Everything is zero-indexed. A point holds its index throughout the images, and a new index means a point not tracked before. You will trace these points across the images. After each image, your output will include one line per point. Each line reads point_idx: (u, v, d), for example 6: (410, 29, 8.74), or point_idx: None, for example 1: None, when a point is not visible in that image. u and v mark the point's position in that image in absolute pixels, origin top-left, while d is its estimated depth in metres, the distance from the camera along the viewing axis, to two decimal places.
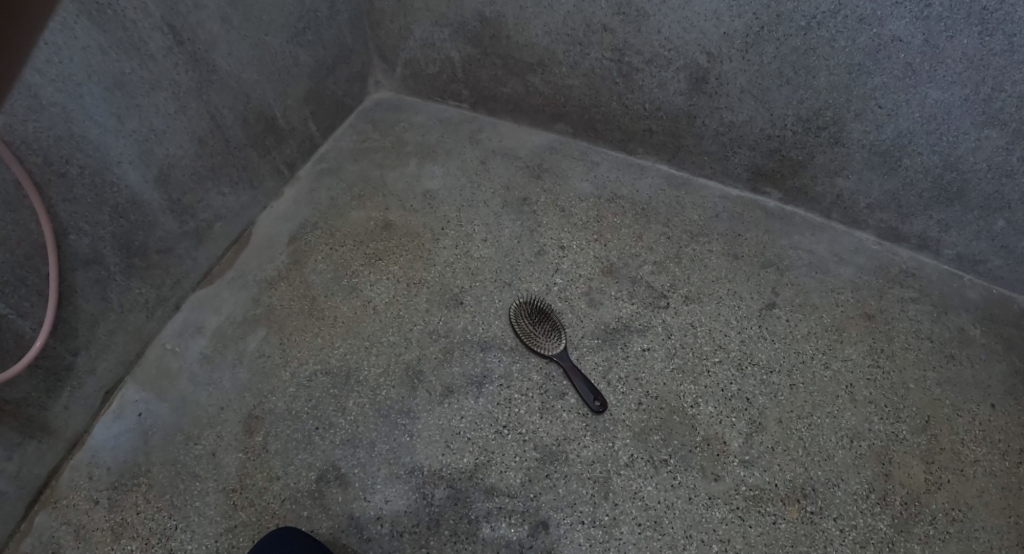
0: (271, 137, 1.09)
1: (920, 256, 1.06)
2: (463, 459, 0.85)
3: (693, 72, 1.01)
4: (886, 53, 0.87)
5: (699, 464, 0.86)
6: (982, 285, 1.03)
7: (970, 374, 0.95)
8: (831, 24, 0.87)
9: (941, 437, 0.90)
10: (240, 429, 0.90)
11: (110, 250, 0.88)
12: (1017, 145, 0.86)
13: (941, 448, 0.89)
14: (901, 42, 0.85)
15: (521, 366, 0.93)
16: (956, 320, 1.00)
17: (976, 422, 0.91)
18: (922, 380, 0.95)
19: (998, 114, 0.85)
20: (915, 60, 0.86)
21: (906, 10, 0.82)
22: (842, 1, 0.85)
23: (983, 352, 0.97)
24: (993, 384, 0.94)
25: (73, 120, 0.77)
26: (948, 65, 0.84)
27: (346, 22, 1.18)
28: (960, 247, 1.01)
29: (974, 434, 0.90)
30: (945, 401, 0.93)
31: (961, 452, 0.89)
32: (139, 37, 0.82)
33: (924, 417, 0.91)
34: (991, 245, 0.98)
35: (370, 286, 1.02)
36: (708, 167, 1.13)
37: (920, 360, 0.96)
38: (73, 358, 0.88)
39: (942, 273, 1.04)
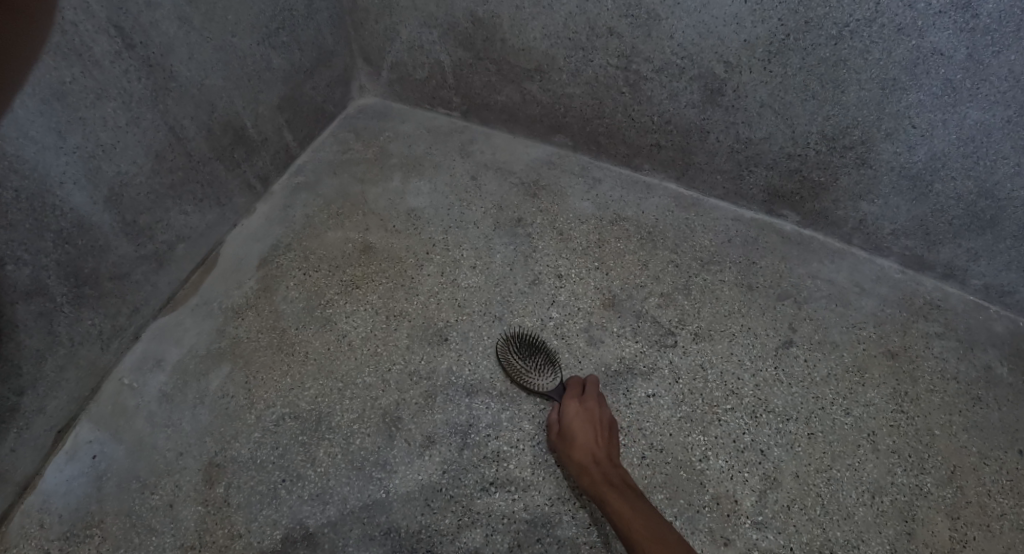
0: (241, 149, 0.99)
1: (945, 286, 0.96)
2: (444, 519, 0.76)
3: (707, 82, 0.91)
4: (924, 68, 0.77)
5: (707, 527, 0.77)
6: (1009, 318, 0.94)
7: (997, 417, 0.87)
8: (865, 34, 0.78)
9: (966, 489, 0.81)
10: (200, 478, 0.81)
11: (55, 279, 0.78)
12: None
13: (966, 501, 0.80)
14: (941, 56, 0.75)
15: (511, 415, 0.84)
16: (983, 357, 0.91)
17: (1003, 470, 0.83)
18: (948, 425, 0.86)
19: None
20: (955, 76, 0.76)
21: (950, 20, 0.73)
22: (879, 9, 0.75)
23: (1012, 394, 0.88)
24: (1020, 428, 0.86)
25: (3, 136, 0.68)
26: (993, 83, 0.75)
27: (326, 21, 1.08)
28: (988, 277, 0.92)
29: (1001, 484, 0.82)
30: (970, 447, 0.84)
31: (988, 505, 0.80)
32: (81, 41, 0.72)
33: (948, 466, 0.83)
34: (1022, 275, 0.88)
35: (345, 318, 0.93)
36: (720, 187, 1.03)
37: (946, 403, 0.88)
38: (19, 397, 0.79)
39: (967, 304, 0.95)
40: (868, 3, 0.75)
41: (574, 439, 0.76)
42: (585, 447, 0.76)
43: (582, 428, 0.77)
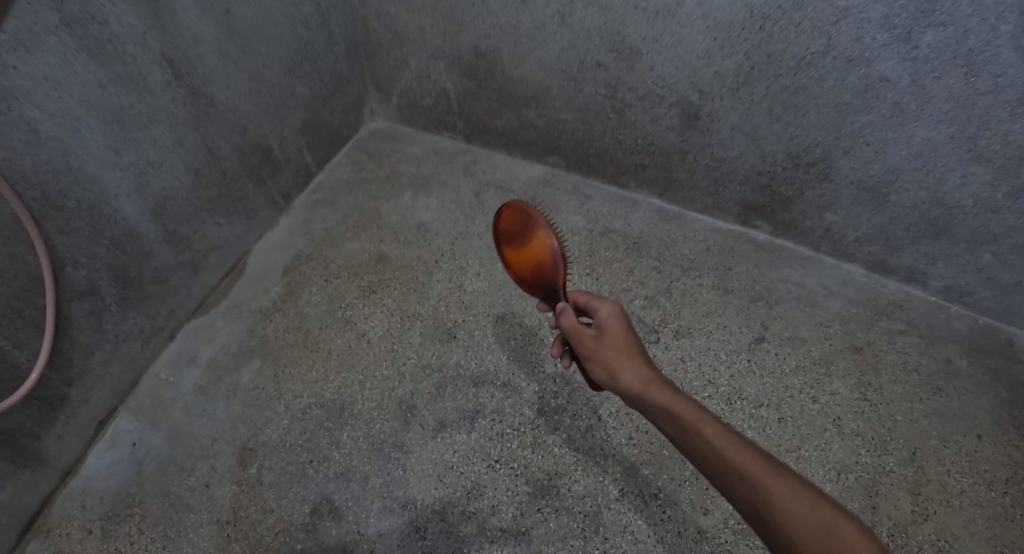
0: (267, 168, 1.10)
1: (908, 288, 1.07)
2: (456, 492, 0.87)
3: (685, 108, 1.03)
4: (874, 92, 0.88)
5: (688, 498, 0.87)
6: (969, 316, 1.05)
7: (957, 405, 0.97)
8: (820, 65, 0.89)
9: (927, 469, 0.91)
10: (233, 461, 0.90)
11: (106, 281, 0.88)
12: (1001, 182, 0.88)
13: (928, 479, 0.90)
14: (888, 82, 0.87)
15: (513, 402, 0.94)
16: (943, 352, 1.01)
17: (963, 453, 0.92)
18: (909, 411, 0.96)
19: (984, 152, 0.86)
20: (902, 99, 0.87)
21: (894, 52, 0.84)
22: (831, 44, 0.87)
23: (970, 384, 0.98)
24: (979, 414, 0.96)
25: (71, 154, 0.78)
26: (936, 104, 0.85)
27: (343, 53, 1.19)
28: (947, 279, 1.02)
29: (960, 464, 0.91)
30: (931, 432, 0.94)
31: (948, 483, 0.90)
32: (138, 71, 0.82)
33: (911, 448, 0.93)
34: (977, 276, 0.99)
35: (363, 319, 1.03)
36: (699, 201, 1.15)
37: (908, 392, 0.98)
38: (68, 388, 0.88)
39: (929, 304, 1.06)
40: (822, 38, 0.87)
41: (614, 333, 0.63)
42: (633, 349, 0.62)
43: (620, 319, 0.64)
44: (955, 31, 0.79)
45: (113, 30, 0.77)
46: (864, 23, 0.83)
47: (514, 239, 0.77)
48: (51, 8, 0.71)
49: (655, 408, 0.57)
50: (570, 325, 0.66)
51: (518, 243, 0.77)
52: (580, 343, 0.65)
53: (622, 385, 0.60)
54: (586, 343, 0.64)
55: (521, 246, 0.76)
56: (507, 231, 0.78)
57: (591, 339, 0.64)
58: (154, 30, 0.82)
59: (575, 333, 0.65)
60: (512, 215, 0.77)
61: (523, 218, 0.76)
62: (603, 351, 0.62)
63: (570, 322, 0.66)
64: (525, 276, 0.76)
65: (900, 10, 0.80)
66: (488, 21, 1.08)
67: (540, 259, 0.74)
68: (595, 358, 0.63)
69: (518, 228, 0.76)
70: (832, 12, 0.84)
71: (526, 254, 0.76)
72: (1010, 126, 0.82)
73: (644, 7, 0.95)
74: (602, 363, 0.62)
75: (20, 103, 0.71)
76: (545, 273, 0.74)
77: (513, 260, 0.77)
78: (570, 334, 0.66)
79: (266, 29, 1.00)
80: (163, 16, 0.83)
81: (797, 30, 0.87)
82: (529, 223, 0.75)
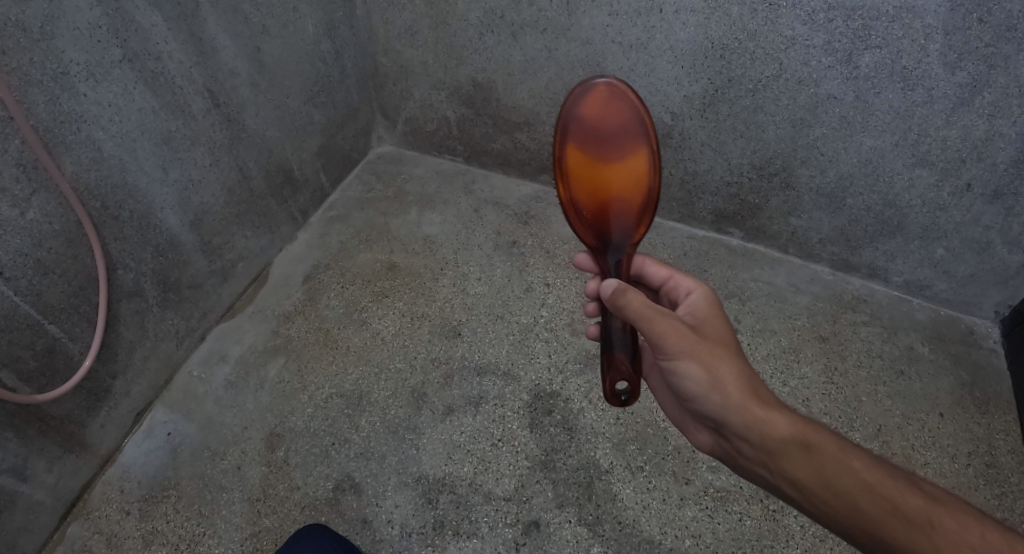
0: (288, 187, 1.23)
1: (872, 283, 1.20)
2: (462, 468, 0.97)
3: (659, 129, 1.15)
4: (823, 108, 1.00)
5: (671, 469, 0.97)
6: (931, 308, 1.17)
7: (919, 386, 1.07)
8: (775, 86, 1.01)
9: (892, 443, 1.01)
10: (262, 445, 0.99)
11: (150, 284, 0.98)
12: (944, 183, 0.99)
13: (893, 452, 1.00)
14: (835, 99, 0.98)
15: (512, 389, 1.05)
16: (906, 339, 1.13)
17: (926, 428, 1.02)
18: (873, 392, 1.06)
19: (926, 156, 0.98)
20: (849, 113, 0.99)
21: (838, 72, 0.95)
22: (782, 68, 0.98)
23: (932, 367, 1.09)
24: (941, 395, 1.06)
25: (127, 170, 0.88)
26: (879, 116, 0.97)
27: (354, 85, 1.33)
28: (907, 274, 1.15)
29: (924, 439, 1.01)
30: (895, 411, 1.04)
31: (912, 455, 1.00)
32: (184, 100, 0.94)
33: (876, 424, 1.03)
34: (935, 270, 1.12)
35: (378, 319, 1.14)
36: (676, 211, 1.28)
37: (871, 376, 1.08)
38: (112, 380, 0.97)
39: (892, 297, 1.18)
40: (774, 63, 0.98)
41: (727, 349, 0.65)
42: (748, 369, 0.64)
43: (725, 334, 0.67)
44: (890, 52, 0.90)
45: (165, 65, 0.89)
46: (810, 49, 0.95)
47: (600, 134, 0.75)
48: (116, 45, 0.81)
49: (789, 435, 0.60)
50: (664, 323, 0.64)
51: (606, 140, 0.75)
52: (689, 352, 0.63)
53: (748, 409, 0.61)
54: (700, 355, 0.63)
55: (606, 148, 0.74)
56: (596, 121, 0.75)
57: (704, 350, 0.63)
58: (197, 65, 0.94)
59: (679, 338, 0.63)
60: (610, 109, 0.75)
61: (623, 120, 0.75)
62: (722, 368, 0.63)
63: (671, 320, 0.64)
64: (592, 184, 0.74)
65: (840, 35, 0.92)
66: (484, 56, 1.21)
67: (626, 177, 0.75)
68: (712, 375, 0.63)
69: (614, 127, 0.75)
70: (781, 40, 0.96)
71: (610, 161, 0.74)
72: (947, 132, 0.94)
73: (620, 41, 1.07)
74: (722, 381, 0.63)
75: (87, 125, 0.81)
76: (624, 193, 0.74)
77: (584, 154, 0.75)
78: (661, 335, 0.64)
79: (288, 64, 1.13)
80: (205, 53, 0.95)
81: (753, 57, 0.99)
82: (631, 129, 0.75)
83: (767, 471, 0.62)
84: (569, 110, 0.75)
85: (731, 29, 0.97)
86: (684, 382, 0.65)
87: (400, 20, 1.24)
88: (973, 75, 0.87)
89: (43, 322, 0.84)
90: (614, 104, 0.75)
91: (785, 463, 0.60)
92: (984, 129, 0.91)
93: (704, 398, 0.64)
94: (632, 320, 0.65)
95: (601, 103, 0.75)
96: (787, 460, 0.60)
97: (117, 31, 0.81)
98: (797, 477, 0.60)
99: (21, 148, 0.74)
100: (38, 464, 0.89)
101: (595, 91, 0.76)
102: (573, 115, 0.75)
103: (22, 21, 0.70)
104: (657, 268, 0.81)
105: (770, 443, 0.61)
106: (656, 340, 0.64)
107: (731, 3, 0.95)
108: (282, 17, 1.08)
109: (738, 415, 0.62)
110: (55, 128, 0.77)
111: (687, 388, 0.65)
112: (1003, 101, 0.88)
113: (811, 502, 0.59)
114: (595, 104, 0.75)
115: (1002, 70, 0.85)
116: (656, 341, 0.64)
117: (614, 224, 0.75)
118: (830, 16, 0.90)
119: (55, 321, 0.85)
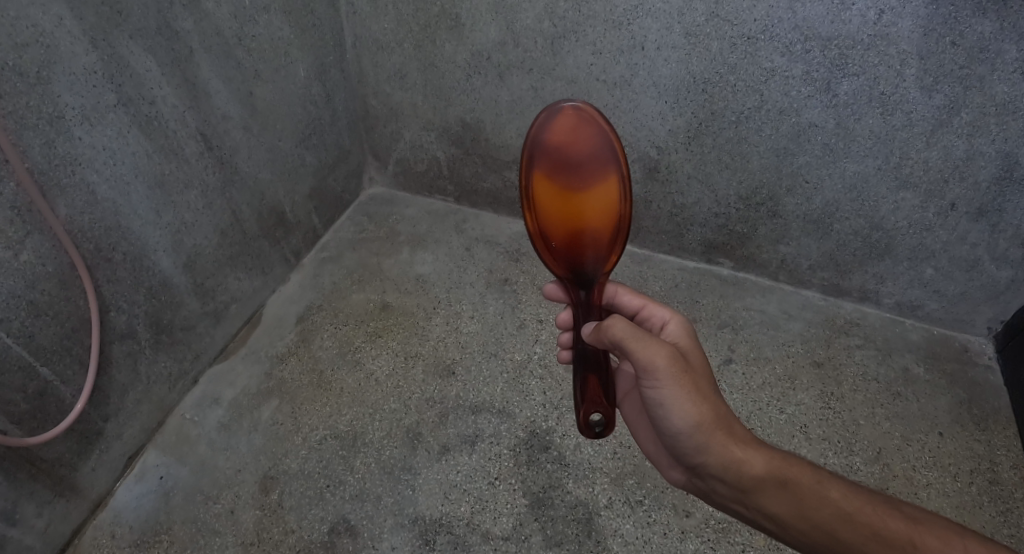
0: (280, 229, 1.23)
1: (864, 307, 1.21)
2: (460, 507, 0.95)
3: (646, 163, 1.18)
4: (805, 137, 1.03)
5: (671, 503, 0.95)
6: (923, 328, 1.18)
7: (917, 407, 1.07)
8: (757, 118, 1.04)
9: (893, 466, 1.00)
10: (256, 488, 0.97)
11: (143, 326, 0.98)
12: (929, 204, 1.02)
13: (894, 475, 0.99)
14: (817, 127, 1.01)
15: (508, 426, 1.03)
16: (901, 361, 1.13)
17: (926, 449, 1.02)
18: (871, 416, 1.06)
19: (908, 179, 1.00)
20: (831, 140, 1.01)
21: (817, 101, 0.98)
22: (763, 99, 1.01)
23: (928, 388, 1.09)
24: (939, 414, 1.06)
25: (121, 213, 0.89)
26: (860, 141, 1.00)
27: (345, 128, 1.36)
28: (898, 295, 1.16)
29: (925, 460, 1.00)
30: (894, 433, 1.04)
31: (914, 477, 0.98)
32: (178, 144, 0.95)
33: (875, 448, 1.02)
34: (925, 291, 1.13)
35: (372, 360, 1.13)
36: (666, 244, 1.29)
37: (869, 399, 1.08)
38: (104, 423, 0.95)
39: (885, 320, 1.19)
40: (755, 95, 1.01)
41: (706, 381, 0.66)
42: (723, 404, 0.65)
43: (704, 367, 0.68)
44: (867, 79, 0.93)
45: (159, 109, 0.90)
46: (789, 80, 0.98)
47: (569, 162, 0.77)
48: (111, 90, 0.83)
49: (764, 473, 0.62)
50: (653, 348, 0.64)
51: (575, 169, 0.77)
52: (674, 383, 0.63)
53: (725, 448, 0.63)
54: (682, 388, 0.63)
55: (576, 175, 0.77)
56: (565, 147, 0.77)
57: (686, 383, 0.64)
58: (191, 109, 0.96)
59: (668, 365, 0.63)
60: (579, 135, 0.77)
61: (592, 146, 0.77)
62: (706, 402, 0.64)
63: (659, 344, 0.64)
64: (563, 213, 0.77)
65: (818, 66, 0.95)
66: (472, 97, 1.24)
67: (596, 204, 0.77)
68: (692, 409, 0.64)
69: (583, 153, 0.77)
70: (760, 73, 0.99)
71: (580, 190, 0.77)
72: (928, 154, 0.97)
73: (604, 79, 1.10)
74: (702, 417, 0.64)
75: (82, 168, 0.82)
76: (595, 221, 0.77)
77: (554, 183, 0.77)
78: (649, 363, 0.64)
79: (280, 108, 1.15)
80: (199, 97, 0.96)
81: (734, 89, 1.02)
82: (600, 155, 0.77)
83: (744, 505, 0.64)
84: (538, 137, 0.77)
85: (711, 63, 1.01)
86: (664, 416, 0.66)
87: (390, 63, 1.27)
88: (950, 97, 0.90)
89: (34, 364, 0.83)
90: (583, 129, 0.77)
91: (761, 498, 0.62)
92: (964, 148, 0.94)
93: (683, 434, 0.65)
94: (620, 345, 0.66)
95: (570, 128, 0.77)
96: (763, 496, 0.62)
97: (113, 76, 0.82)
98: (774, 511, 0.62)
99: (15, 191, 0.75)
100: (26, 509, 0.86)
101: (563, 116, 0.77)
102: (541, 142, 0.77)
103: (18, 66, 0.72)
104: (630, 296, 0.81)
105: (747, 481, 0.62)
106: (644, 366, 0.64)
107: (711, 38, 0.98)
108: (274, 62, 1.11)
109: (714, 453, 0.63)
110: (50, 171, 0.78)
111: (666, 422, 0.66)
112: (981, 121, 0.91)
113: (789, 533, 0.62)
114: (563, 130, 0.77)
115: (977, 90, 0.88)
116: (644, 370, 0.65)
117: (587, 252, 0.77)
118: (807, 46, 0.94)
119: (47, 363, 0.84)
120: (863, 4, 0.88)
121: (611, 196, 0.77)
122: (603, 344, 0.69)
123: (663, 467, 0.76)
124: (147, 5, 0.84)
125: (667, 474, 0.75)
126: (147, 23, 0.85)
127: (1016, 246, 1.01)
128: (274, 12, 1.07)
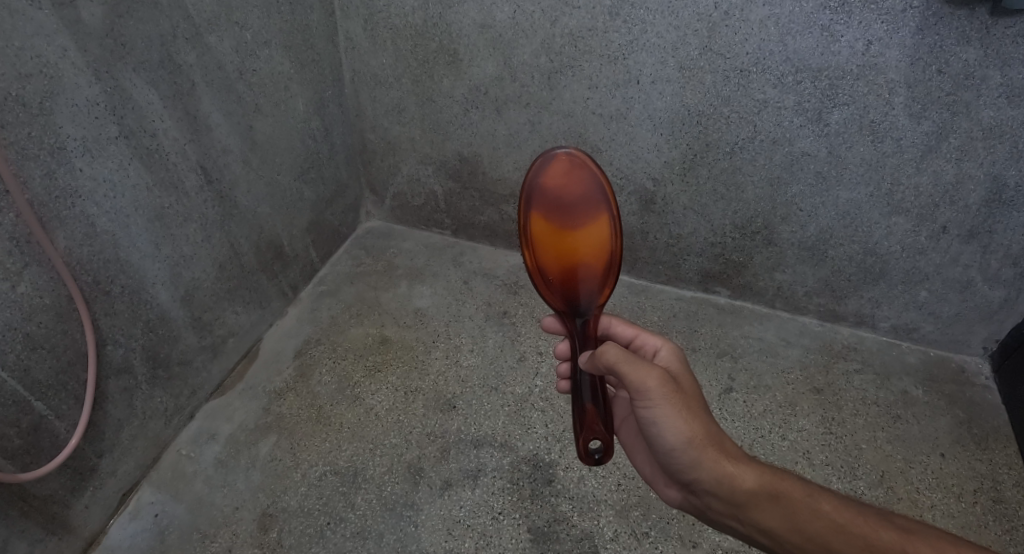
0: (278, 263, 1.23)
1: (860, 331, 1.22)
2: (463, 543, 0.92)
3: (642, 196, 1.19)
4: (799, 166, 1.05)
5: (677, 534, 0.93)
6: (919, 350, 1.19)
7: (918, 429, 1.07)
8: (750, 148, 1.06)
9: (897, 488, 0.99)
10: (254, 526, 0.94)
11: (139, 360, 0.96)
12: (921, 227, 1.04)
13: (898, 498, 0.98)
14: (810, 155, 1.03)
15: (510, 459, 1.02)
16: (900, 384, 1.13)
17: (929, 470, 1.01)
18: (873, 439, 1.05)
19: (901, 204, 1.03)
20: (823, 168, 1.04)
21: (809, 130, 1.01)
22: (757, 130, 1.04)
23: (927, 410, 1.09)
24: (940, 435, 1.06)
25: (120, 246, 0.88)
26: (852, 169, 1.02)
27: (342, 163, 1.37)
28: (893, 319, 1.17)
29: (928, 481, 1.00)
30: (896, 455, 1.03)
31: (919, 499, 0.98)
32: (178, 177, 0.95)
33: (878, 471, 1.01)
34: (920, 313, 1.14)
35: (371, 395, 1.11)
36: (663, 273, 1.30)
37: (870, 423, 1.08)
38: (99, 459, 0.93)
39: (881, 343, 1.20)
40: (749, 126, 1.04)
41: (696, 400, 0.65)
42: (713, 421, 0.65)
43: (693, 387, 0.68)
44: (857, 108, 0.96)
45: (160, 141, 0.91)
46: (782, 110, 1.00)
47: (563, 204, 0.78)
48: (113, 122, 0.83)
49: (755, 487, 0.61)
50: (643, 370, 0.64)
51: (569, 210, 0.78)
52: (663, 402, 0.63)
53: (716, 463, 0.62)
54: (674, 407, 0.63)
55: (570, 216, 0.77)
56: (559, 190, 0.78)
57: (677, 402, 0.63)
58: (192, 142, 0.96)
59: (660, 385, 0.63)
60: (572, 178, 0.78)
61: (584, 189, 0.78)
62: (697, 420, 0.63)
63: (648, 366, 0.64)
64: (558, 251, 0.77)
65: (809, 96, 0.98)
66: (470, 131, 1.26)
67: (589, 243, 0.78)
68: (684, 426, 0.63)
69: (576, 196, 0.78)
70: (754, 104, 1.02)
71: (574, 228, 0.77)
72: (918, 179, 0.99)
73: (600, 113, 1.12)
74: (693, 434, 0.63)
75: (82, 200, 0.82)
76: (588, 258, 0.77)
77: (549, 223, 0.77)
78: (639, 384, 0.64)
79: (280, 143, 1.16)
80: (200, 130, 0.97)
81: (728, 121, 1.04)
82: (592, 197, 0.78)
83: (738, 521, 0.64)
84: (533, 181, 0.78)
85: (706, 95, 1.03)
86: (656, 436, 0.65)
87: (388, 98, 1.29)
88: (937, 123, 0.93)
89: (29, 398, 0.81)
90: (575, 173, 0.79)
91: (754, 513, 0.62)
92: (953, 173, 0.97)
93: (675, 452, 0.64)
94: (613, 369, 0.65)
95: (563, 173, 0.78)
96: (756, 510, 0.61)
97: (115, 107, 0.83)
98: (768, 526, 0.61)
99: (15, 222, 0.74)
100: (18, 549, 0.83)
101: (556, 161, 0.78)
102: (535, 186, 0.78)
103: (22, 96, 0.72)
104: (624, 327, 0.81)
105: (739, 495, 0.62)
106: (636, 388, 0.64)
107: (705, 71, 1.01)
108: (274, 96, 1.12)
109: (706, 469, 0.63)
110: (50, 202, 0.78)
111: (658, 441, 0.65)
112: (969, 145, 0.93)
113: (784, 548, 0.61)
114: (557, 174, 0.78)
115: (964, 116, 0.91)
116: (635, 391, 0.65)
117: (581, 286, 0.77)
118: (798, 78, 0.97)
119: (42, 397, 0.82)
120: (851, 36, 0.91)
121: (604, 232, 0.78)
122: (598, 370, 0.69)
123: (659, 486, 0.75)
124: (151, 39, 0.86)
125: (663, 493, 0.75)
126: (150, 55, 0.86)
127: (1009, 267, 1.03)
128: (274, 46, 1.09)
